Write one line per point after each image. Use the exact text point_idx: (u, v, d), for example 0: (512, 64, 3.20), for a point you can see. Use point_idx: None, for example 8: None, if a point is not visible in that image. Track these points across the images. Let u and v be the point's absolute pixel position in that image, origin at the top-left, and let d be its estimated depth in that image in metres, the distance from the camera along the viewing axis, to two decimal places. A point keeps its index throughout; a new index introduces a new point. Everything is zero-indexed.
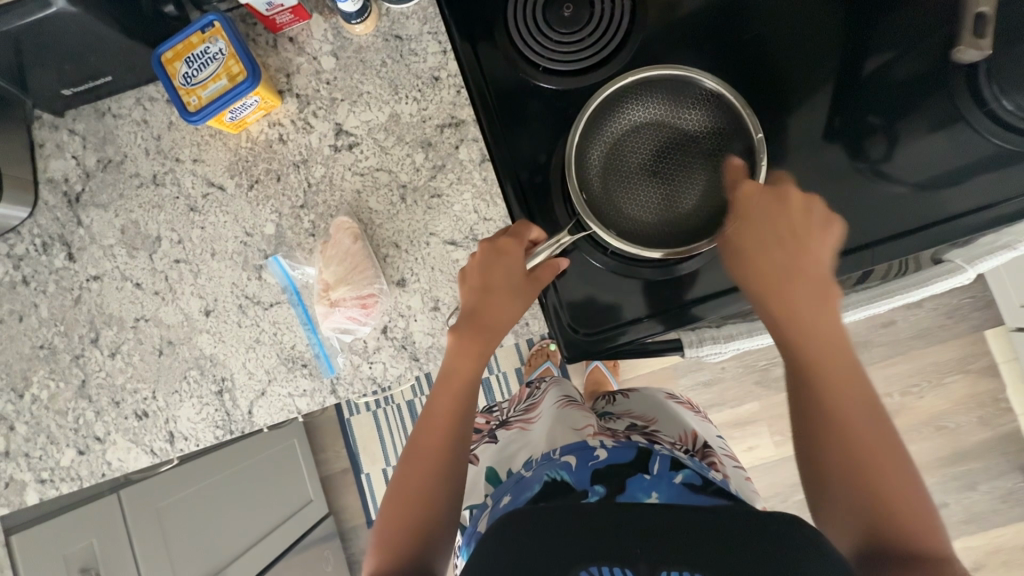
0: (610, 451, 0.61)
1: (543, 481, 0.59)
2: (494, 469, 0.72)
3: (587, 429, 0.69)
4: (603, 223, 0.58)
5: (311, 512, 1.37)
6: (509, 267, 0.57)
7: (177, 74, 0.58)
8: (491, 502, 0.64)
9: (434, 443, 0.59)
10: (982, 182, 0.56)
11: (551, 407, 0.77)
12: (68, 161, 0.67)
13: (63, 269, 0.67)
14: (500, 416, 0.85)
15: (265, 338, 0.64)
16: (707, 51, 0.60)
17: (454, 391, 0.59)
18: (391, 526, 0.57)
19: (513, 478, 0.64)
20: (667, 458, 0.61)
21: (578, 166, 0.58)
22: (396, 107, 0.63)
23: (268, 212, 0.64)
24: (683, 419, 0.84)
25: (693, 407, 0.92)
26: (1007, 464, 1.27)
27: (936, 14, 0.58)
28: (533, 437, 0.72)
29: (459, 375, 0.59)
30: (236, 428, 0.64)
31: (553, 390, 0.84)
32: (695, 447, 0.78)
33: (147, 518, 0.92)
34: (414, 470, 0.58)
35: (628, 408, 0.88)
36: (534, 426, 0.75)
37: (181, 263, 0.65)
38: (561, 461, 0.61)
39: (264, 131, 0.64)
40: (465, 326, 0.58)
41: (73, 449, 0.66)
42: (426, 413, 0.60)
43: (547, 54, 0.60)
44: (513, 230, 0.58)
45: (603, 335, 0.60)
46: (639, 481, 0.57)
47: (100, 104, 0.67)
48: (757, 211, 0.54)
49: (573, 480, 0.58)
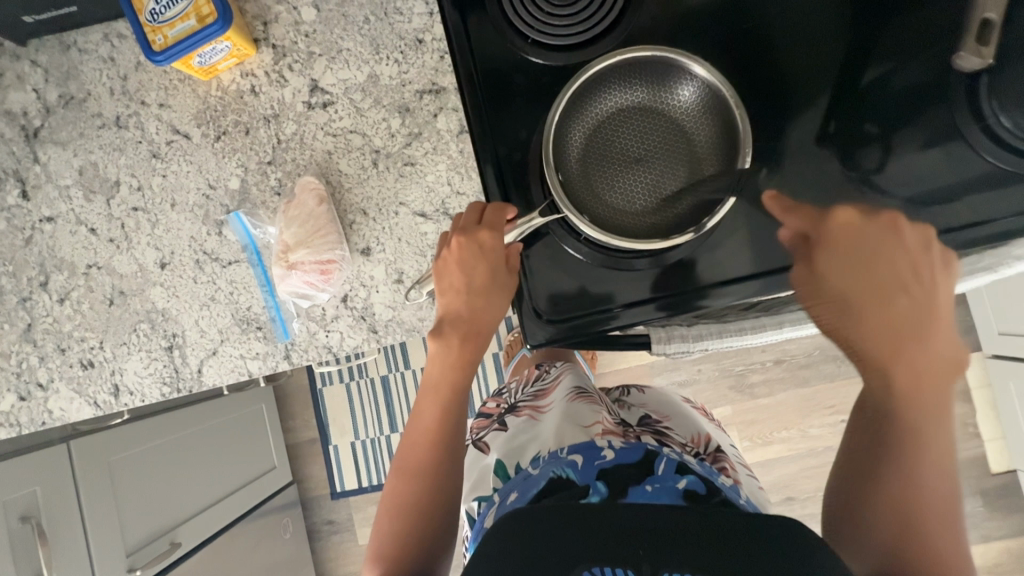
0: (617, 452, 0.59)
1: (549, 479, 0.56)
2: (503, 463, 0.66)
3: (595, 425, 0.66)
4: (577, 208, 0.55)
5: (273, 479, 1.36)
6: (491, 263, 0.56)
7: (144, 9, 0.55)
8: (498, 498, 0.59)
9: (423, 454, 0.60)
10: (973, 202, 0.54)
11: (562, 400, 0.74)
12: (28, 94, 0.64)
13: (15, 207, 0.64)
14: (509, 400, 0.85)
15: (220, 297, 0.62)
16: (704, 38, 0.58)
17: (440, 395, 0.61)
18: (383, 543, 0.57)
19: (523, 474, 0.61)
20: (673, 462, 0.59)
21: (556, 146, 0.55)
22: (376, 68, 0.60)
23: (233, 165, 0.62)
24: (696, 421, 0.82)
25: (710, 412, 0.89)
26: (966, 487, 1.28)
27: (944, 24, 0.55)
28: (539, 430, 0.70)
29: (444, 384, 0.60)
30: (184, 387, 0.62)
31: (567, 377, 0.82)
32: (706, 449, 0.76)
33: (99, 471, 0.89)
34: (407, 477, 0.59)
35: (642, 401, 0.85)
36: (543, 418, 0.73)
37: (139, 211, 0.63)
38: (568, 459, 0.59)
39: (235, 81, 0.61)
40: (457, 334, 0.59)
41: (14, 394, 0.63)
42: (411, 426, 0.62)
43: (537, 26, 0.57)
44: (486, 217, 0.55)
45: (587, 319, 0.57)
46: (640, 491, 0.54)
47: (66, 36, 0.63)
48: (856, 240, 0.51)
49: (577, 477, 0.56)
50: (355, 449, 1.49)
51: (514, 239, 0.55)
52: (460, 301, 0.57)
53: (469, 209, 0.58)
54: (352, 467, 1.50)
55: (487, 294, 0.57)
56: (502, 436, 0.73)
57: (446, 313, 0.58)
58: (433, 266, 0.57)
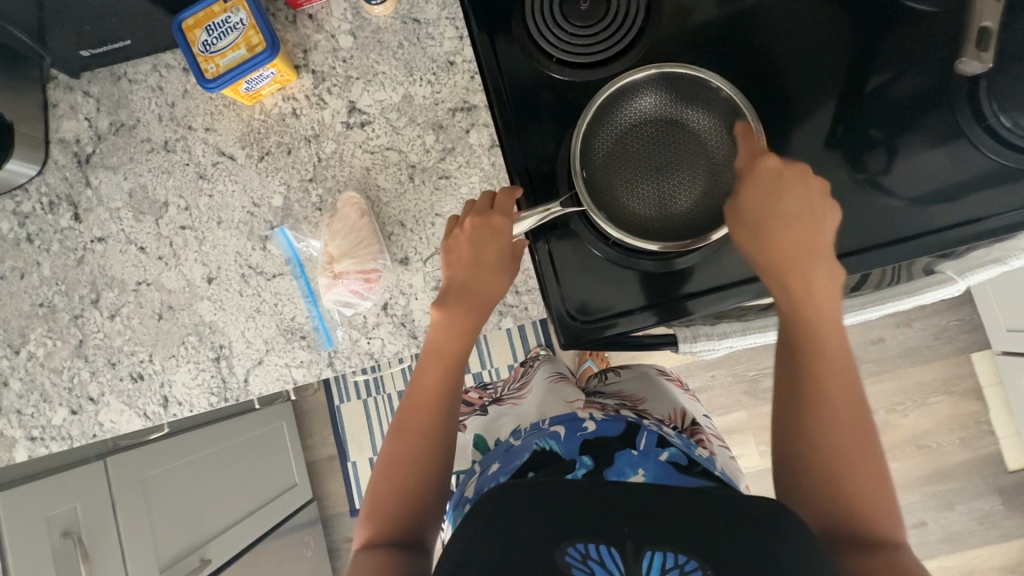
0: (599, 424, 0.60)
1: (533, 450, 0.59)
2: (483, 438, 0.72)
3: (577, 402, 0.72)
4: (598, 208, 0.58)
5: (295, 496, 1.37)
6: (501, 244, 0.57)
7: (197, 41, 0.59)
8: (479, 469, 0.62)
9: (427, 420, 0.59)
10: (976, 198, 0.58)
11: (542, 382, 0.79)
12: (81, 122, 0.68)
13: (68, 229, 0.67)
14: (492, 393, 0.84)
15: (265, 308, 0.64)
16: (717, 53, 0.61)
17: (444, 364, 0.60)
18: (384, 504, 0.57)
19: (502, 445, 0.63)
20: (654, 435, 0.60)
21: (583, 152, 0.58)
22: (410, 89, 0.64)
23: (276, 183, 0.65)
24: (672, 395, 0.82)
25: (684, 386, 0.90)
26: (985, 486, 1.28)
27: (941, 33, 0.59)
28: (524, 410, 0.74)
29: (450, 351, 0.60)
30: (231, 396, 0.65)
31: (545, 365, 0.85)
32: (684, 424, 0.77)
33: (133, 486, 0.91)
34: (409, 442, 0.59)
35: (619, 389, 0.85)
36: (525, 400, 0.77)
37: (186, 229, 0.66)
38: (550, 430, 0.60)
39: (278, 105, 0.65)
40: (460, 304, 0.59)
41: (66, 408, 0.66)
42: (413, 388, 0.61)
43: (562, 46, 0.61)
44: (501, 203, 0.57)
45: (600, 323, 0.60)
46: (627, 457, 0.56)
47: (117, 68, 0.67)
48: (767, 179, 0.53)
49: (562, 450, 0.58)
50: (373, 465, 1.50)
51: (531, 223, 0.56)
52: (466, 274, 0.58)
53: (480, 197, 0.60)
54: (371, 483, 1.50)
55: (490, 269, 0.58)
56: (480, 420, 0.76)
57: (452, 283, 0.59)
58: (443, 242, 0.59)
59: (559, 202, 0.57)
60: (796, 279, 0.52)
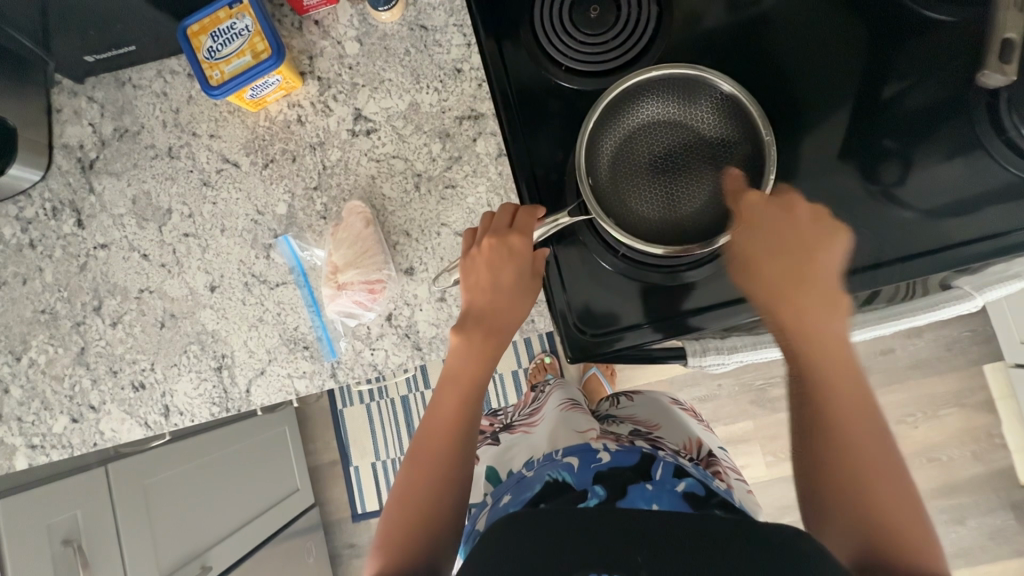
0: (613, 454, 0.59)
1: (544, 482, 0.57)
2: (494, 469, 0.71)
3: (592, 432, 0.68)
4: (605, 211, 0.56)
5: (297, 501, 1.37)
6: (518, 268, 0.56)
7: (202, 47, 0.58)
8: (491, 501, 0.62)
9: (441, 447, 0.58)
10: (996, 211, 0.56)
11: (554, 410, 0.77)
12: (84, 128, 0.67)
13: (70, 235, 0.67)
14: (502, 419, 0.85)
15: (268, 317, 0.64)
16: (729, 62, 0.60)
17: (461, 391, 0.59)
18: (394, 533, 0.56)
19: (514, 477, 0.63)
20: (670, 466, 0.59)
21: (588, 154, 0.57)
22: (416, 96, 0.63)
23: (281, 191, 0.64)
24: (685, 424, 0.81)
25: (697, 413, 0.88)
26: (997, 500, 1.26)
27: (959, 42, 0.57)
28: (535, 441, 0.72)
29: (467, 378, 0.59)
30: (233, 406, 0.64)
31: (556, 391, 0.83)
32: (699, 455, 0.75)
33: (135, 492, 0.90)
34: (422, 469, 0.58)
35: (631, 412, 0.83)
36: (536, 429, 0.75)
37: (189, 236, 0.65)
38: (563, 462, 0.59)
39: (283, 112, 0.64)
40: (477, 331, 0.58)
41: (67, 416, 0.65)
42: (431, 414, 0.60)
43: (570, 54, 0.60)
44: (518, 222, 0.56)
45: (610, 336, 0.59)
46: (641, 490, 0.54)
47: (121, 73, 0.67)
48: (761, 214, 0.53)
49: (573, 481, 0.56)
50: (375, 471, 1.49)
51: (542, 235, 0.56)
52: (483, 299, 0.57)
53: (499, 210, 0.58)
54: (373, 489, 1.49)
55: (506, 294, 0.57)
56: (492, 450, 0.75)
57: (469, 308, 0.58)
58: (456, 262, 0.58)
59: (567, 213, 0.56)
60: (795, 318, 0.51)
